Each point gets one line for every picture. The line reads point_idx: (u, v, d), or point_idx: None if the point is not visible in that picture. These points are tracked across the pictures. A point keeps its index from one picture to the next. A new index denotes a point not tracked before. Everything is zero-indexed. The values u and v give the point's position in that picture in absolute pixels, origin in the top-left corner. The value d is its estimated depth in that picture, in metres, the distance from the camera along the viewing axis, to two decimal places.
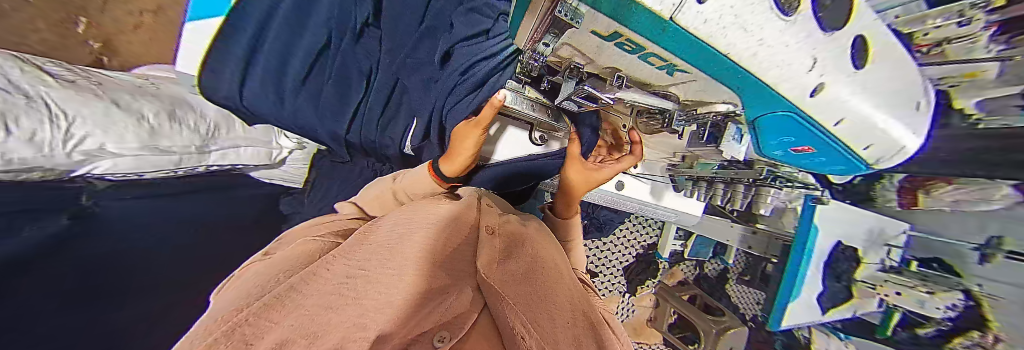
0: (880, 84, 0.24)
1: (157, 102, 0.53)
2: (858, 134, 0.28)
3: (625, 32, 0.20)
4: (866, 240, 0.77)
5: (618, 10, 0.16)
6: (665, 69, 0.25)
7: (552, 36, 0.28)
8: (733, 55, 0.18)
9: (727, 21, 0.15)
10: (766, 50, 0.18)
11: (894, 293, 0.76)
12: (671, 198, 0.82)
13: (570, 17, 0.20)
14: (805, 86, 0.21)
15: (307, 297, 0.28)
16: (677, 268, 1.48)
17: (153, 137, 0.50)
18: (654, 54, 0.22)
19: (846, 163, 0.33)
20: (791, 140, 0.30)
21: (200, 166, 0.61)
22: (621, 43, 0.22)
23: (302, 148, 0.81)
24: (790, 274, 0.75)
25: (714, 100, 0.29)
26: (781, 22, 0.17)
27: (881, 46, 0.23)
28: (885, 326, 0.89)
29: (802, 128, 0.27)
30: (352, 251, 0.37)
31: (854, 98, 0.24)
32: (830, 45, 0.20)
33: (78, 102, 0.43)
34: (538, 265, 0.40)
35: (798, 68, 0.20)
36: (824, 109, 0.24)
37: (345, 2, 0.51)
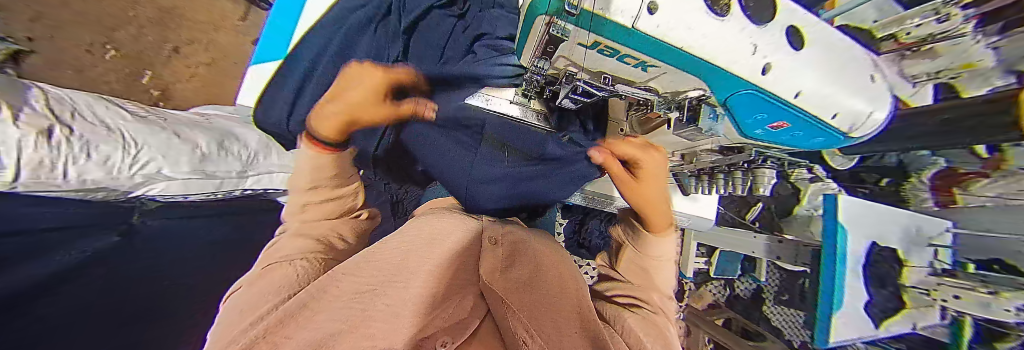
0: (817, 63, 0.30)
1: (209, 134, 0.60)
2: (823, 103, 0.31)
3: (603, 42, 0.25)
4: (904, 241, 0.72)
5: (595, 25, 0.22)
6: (639, 68, 0.29)
7: (552, 47, 0.31)
8: (689, 48, 0.23)
9: (674, 24, 0.22)
10: (711, 42, 0.24)
11: (953, 298, 0.68)
12: (681, 203, 0.81)
13: (562, 34, 0.26)
14: (756, 66, 0.27)
15: (325, 307, 0.27)
16: (705, 290, 1.39)
17: (201, 162, 0.55)
18: (631, 57, 0.27)
19: (826, 135, 0.36)
20: (764, 117, 0.33)
21: (236, 190, 0.65)
22: (600, 51, 0.27)
23: None
24: (826, 284, 0.69)
25: (686, 89, 0.32)
26: (716, 20, 0.23)
27: (809, 30, 0.30)
28: (958, 344, 0.77)
29: (767, 104, 0.30)
30: (365, 263, 0.37)
31: (800, 71, 0.29)
32: (762, 34, 0.26)
33: (147, 133, 0.49)
34: (540, 271, 0.44)
35: (743, 52, 0.25)
36: (783, 83, 0.28)
37: (380, 43, 0.62)
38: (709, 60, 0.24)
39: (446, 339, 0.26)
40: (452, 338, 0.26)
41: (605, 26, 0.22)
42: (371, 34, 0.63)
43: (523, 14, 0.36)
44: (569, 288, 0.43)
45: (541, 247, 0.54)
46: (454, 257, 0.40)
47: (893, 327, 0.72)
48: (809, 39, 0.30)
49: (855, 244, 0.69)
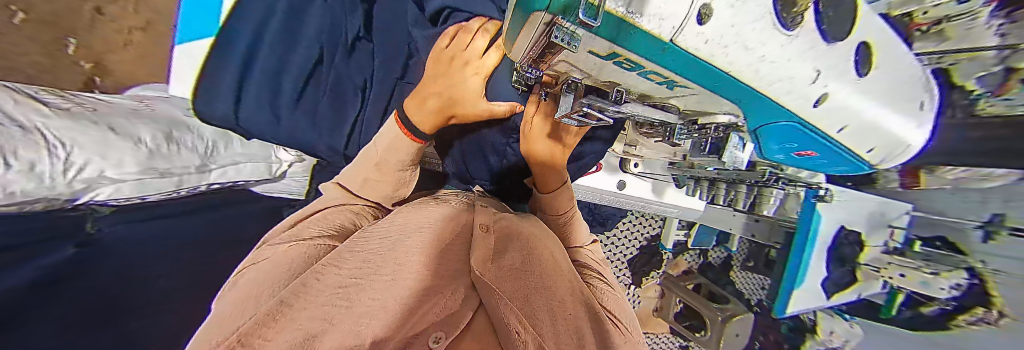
0: (885, 90, 0.22)
1: (154, 125, 0.53)
2: (862, 137, 0.25)
3: (624, 53, 0.17)
4: (869, 223, 0.77)
5: (616, 35, 0.14)
6: (664, 83, 0.22)
7: (546, 57, 0.24)
8: (735, 73, 0.15)
9: (729, 40, 0.13)
10: (769, 66, 0.15)
11: (898, 275, 0.75)
12: (672, 194, 0.82)
13: (570, 43, 0.17)
14: (807, 97, 0.19)
15: (303, 308, 0.28)
16: (682, 258, 1.48)
17: (151, 160, 0.50)
18: (656, 73, 0.20)
19: (849, 166, 0.31)
20: (795, 147, 0.27)
21: (201, 184, 0.61)
22: (618, 63, 0.20)
23: (302, 161, 0.78)
24: (793, 262, 0.75)
25: (716, 111, 0.27)
26: (783, 37, 0.14)
27: (883, 49, 0.21)
28: (889, 306, 0.88)
29: (807, 136, 0.24)
30: (352, 248, 0.37)
31: (859, 102, 0.21)
32: (833, 56, 0.17)
33: (77, 130, 0.42)
34: (534, 258, 0.41)
35: (800, 80, 0.17)
36: (830, 116, 0.22)
37: (336, 17, 0.56)
38: (760, 86, 0.17)
39: (439, 335, 0.28)
40: (446, 332, 0.28)
41: (629, 33, 0.13)
42: (320, 3, 0.56)
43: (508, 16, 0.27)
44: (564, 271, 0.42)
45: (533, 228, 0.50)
46: (439, 244, 0.38)
47: (842, 298, 0.81)
48: (878, 61, 0.21)
49: (827, 226, 0.72)
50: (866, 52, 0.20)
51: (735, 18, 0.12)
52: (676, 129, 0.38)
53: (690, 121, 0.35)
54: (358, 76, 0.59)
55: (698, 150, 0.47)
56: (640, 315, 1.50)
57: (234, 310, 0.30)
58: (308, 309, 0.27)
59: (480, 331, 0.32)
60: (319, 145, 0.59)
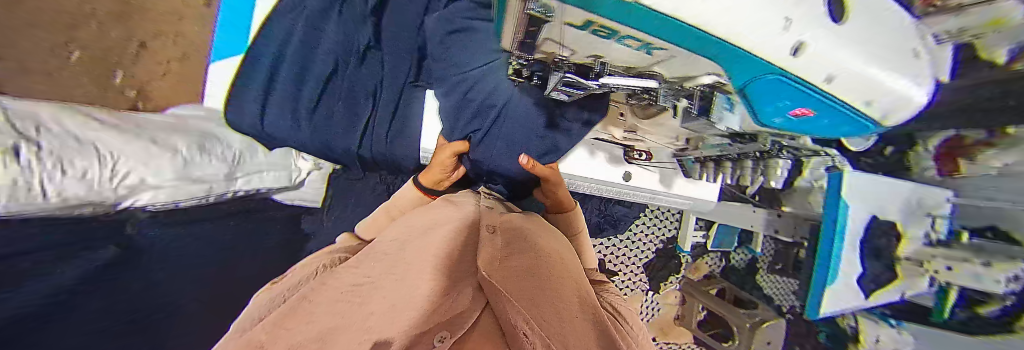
0: (870, 35, 0.22)
1: (187, 137, 0.57)
2: (859, 92, 0.25)
3: (598, 20, 0.19)
4: (905, 211, 0.71)
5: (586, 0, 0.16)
6: (642, 50, 0.24)
7: (533, 37, 0.27)
8: (703, 25, 0.16)
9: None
10: (736, 13, 0.16)
11: (944, 269, 0.69)
12: (682, 185, 0.80)
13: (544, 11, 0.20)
14: (783, 48, 0.19)
15: (318, 305, 0.30)
16: (702, 262, 1.41)
17: (186, 169, 0.53)
18: (633, 36, 0.21)
19: (860, 129, 0.32)
20: (790, 107, 0.27)
21: (228, 192, 0.63)
22: (596, 31, 0.22)
23: (319, 169, 0.83)
24: (822, 258, 0.71)
25: (698, 73, 0.29)
26: None
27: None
28: (941, 310, 0.80)
29: (796, 91, 0.24)
30: (368, 251, 0.40)
31: (845, 50, 0.21)
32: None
33: (122, 143, 0.46)
34: (540, 260, 0.40)
35: (773, 29, 0.17)
36: (812, 68, 0.21)
37: (348, 30, 0.62)
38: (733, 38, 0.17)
39: (444, 335, 0.27)
40: (451, 332, 0.27)
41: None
42: (337, 18, 0.61)
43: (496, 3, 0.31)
44: (564, 260, 0.44)
45: (535, 224, 0.51)
46: (452, 246, 0.38)
47: (882, 297, 0.75)
48: (850, 7, 0.21)
49: (856, 216, 0.68)
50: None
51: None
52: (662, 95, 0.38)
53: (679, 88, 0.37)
54: (370, 82, 0.64)
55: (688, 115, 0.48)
56: (660, 324, 1.41)
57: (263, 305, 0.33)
58: (326, 298, 0.31)
59: (484, 333, 0.33)
60: (335, 147, 0.62)
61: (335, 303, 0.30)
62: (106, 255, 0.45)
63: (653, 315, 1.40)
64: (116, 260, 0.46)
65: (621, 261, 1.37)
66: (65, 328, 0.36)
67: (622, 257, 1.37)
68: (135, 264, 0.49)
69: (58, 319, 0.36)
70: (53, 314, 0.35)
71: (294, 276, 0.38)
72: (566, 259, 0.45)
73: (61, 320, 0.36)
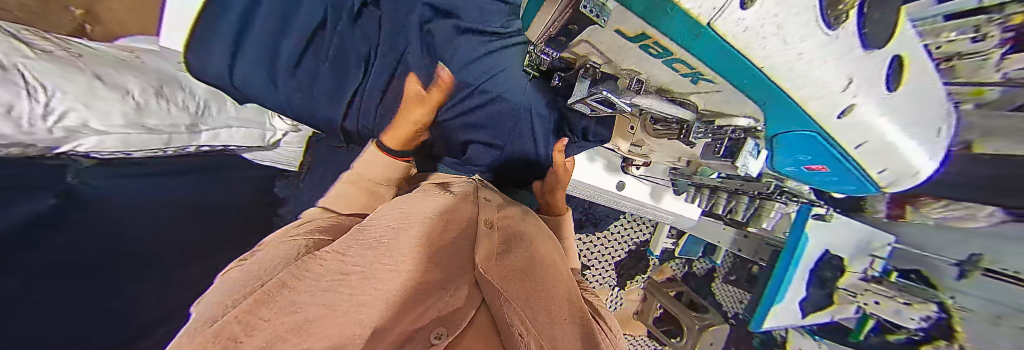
0: (908, 101, 0.25)
1: (143, 78, 0.49)
2: (876, 155, 0.29)
3: (653, 35, 0.19)
4: (854, 248, 0.78)
5: (653, 11, 0.15)
6: (690, 76, 0.25)
7: (569, 34, 0.26)
8: (768, 67, 0.17)
9: (768, 32, 0.14)
10: (804, 64, 0.17)
11: (872, 302, 0.77)
12: (670, 201, 0.83)
13: (598, 14, 0.19)
14: (837, 104, 0.21)
15: (300, 292, 0.27)
16: (667, 266, 1.51)
17: (138, 114, 0.46)
18: (682, 61, 0.21)
19: (860, 185, 0.36)
20: (808, 159, 0.31)
21: (191, 146, 0.59)
22: (647, 46, 0.22)
23: (298, 131, 0.76)
24: (777, 274, 0.76)
25: (735, 112, 0.30)
26: (823, 35, 0.15)
27: (914, 63, 0.23)
28: (859, 330, 0.90)
29: (821, 144, 0.27)
30: (357, 234, 0.38)
31: (883, 116, 0.24)
32: (874, 59, 0.19)
33: (60, 76, 0.38)
34: (537, 263, 0.42)
35: (832, 86, 0.19)
36: (847, 129, 0.25)
37: None
38: (787, 85, 0.18)
39: (442, 331, 0.25)
40: (449, 330, 0.26)
41: (669, 15, 0.15)
42: None
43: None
44: (555, 265, 0.46)
45: (531, 227, 0.52)
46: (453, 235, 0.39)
47: (815, 318, 0.83)
48: (910, 76, 0.23)
49: (812, 248, 0.74)
50: (897, 65, 0.22)
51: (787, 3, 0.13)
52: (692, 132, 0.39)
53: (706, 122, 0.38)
54: (363, 47, 0.57)
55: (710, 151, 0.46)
56: (620, 316, 1.52)
57: (240, 276, 0.31)
58: (311, 287, 0.28)
59: (481, 332, 0.31)
60: (320, 112, 0.59)
61: (321, 292, 0.27)
62: (49, 196, 0.38)
63: (615, 307, 1.50)
64: (68, 203, 0.40)
65: (596, 257, 1.43)
66: (33, 268, 0.32)
67: (596, 253, 1.43)
68: (95, 206, 0.43)
69: (25, 258, 0.31)
70: (19, 252, 0.31)
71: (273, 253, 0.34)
72: (557, 266, 0.47)
73: (35, 257, 0.32)
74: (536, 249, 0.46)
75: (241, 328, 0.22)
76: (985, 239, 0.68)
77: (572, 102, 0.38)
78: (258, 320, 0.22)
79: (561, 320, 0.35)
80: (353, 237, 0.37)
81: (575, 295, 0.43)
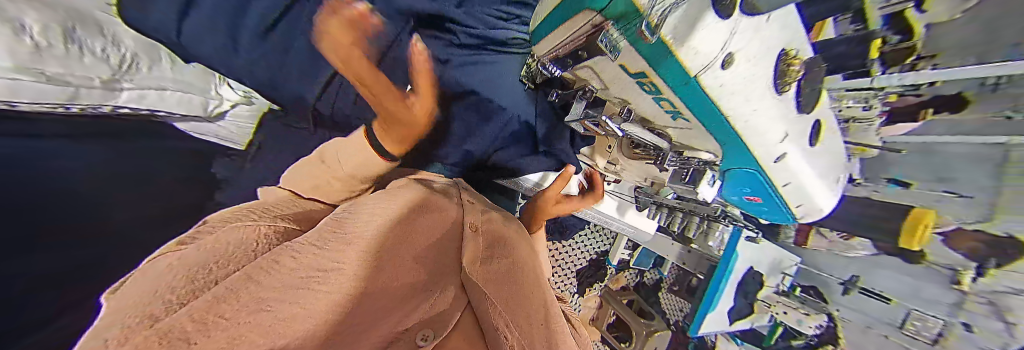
0: (819, 160, 0.35)
1: (49, 14, 0.39)
2: (796, 195, 0.37)
3: (651, 75, 0.25)
4: (770, 267, 0.92)
5: (655, 56, 0.22)
6: (670, 114, 0.31)
7: (579, 55, 0.32)
8: (730, 114, 0.24)
9: (733, 88, 0.22)
10: (749, 115, 0.25)
11: (782, 312, 0.92)
12: (632, 215, 0.91)
13: (609, 48, 0.25)
14: (768, 149, 0.29)
15: (264, 286, 0.22)
16: (622, 275, 1.60)
17: (37, 59, 0.37)
18: (668, 100, 0.27)
19: (784, 216, 0.44)
20: (748, 192, 0.38)
21: (106, 106, 0.47)
22: (642, 83, 0.28)
23: (249, 104, 0.69)
24: (711, 289, 0.87)
25: (701, 147, 0.36)
26: (772, 97, 0.24)
27: (828, 128, 0.33)
28: (770, 335, 1.05)
29: (760, 183, 0.34)
30: (333, 228, 0.35)
31: (798, 165, 0.33)
32: (796, 124, 0.28)
33: None
34: (518, 268, 0.43)
35: (766, 138, 0.27)
36: (777, 171, 0.32)
37: None
38: (743, 131, 0.26)
39: (427, 334, 0.26)
40: (433, 332, 0.26)
41: (669, 59, 0.21)
42: None
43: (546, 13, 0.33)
44: (533, 271, 0.47)
45: (514, 233, 0.53)
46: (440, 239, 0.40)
47: (739, 325, 0.96)
48: (823, 137, 0.33)
49: (740, 265, 0.86)
50: (819, 129, 0.32)
51: (740, 72, 0.21)
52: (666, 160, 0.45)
53: (677, 152, 0.42)
54: None
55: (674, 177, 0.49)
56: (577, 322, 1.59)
57: (215, 243, 0.27)
58: (279, 282, 0.23)
59: (467, 336, 0.30)
60: (289, 89, 0.54)
61: (288, 290, 0.22)
62: None
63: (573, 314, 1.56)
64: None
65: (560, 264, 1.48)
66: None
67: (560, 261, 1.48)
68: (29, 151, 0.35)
69: None
70: None
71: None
72: (537, 272, 0.49)
73: None
74: (522, 255, 0.48)
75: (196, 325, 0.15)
76: (858, 265, 0.83)
77: (569, 121, 0.44)
78: (218, 319, 0.16)
79: (540, 326, 0.36)
80: (338, 225, 0.35)
81: (550, 302, 0.44)
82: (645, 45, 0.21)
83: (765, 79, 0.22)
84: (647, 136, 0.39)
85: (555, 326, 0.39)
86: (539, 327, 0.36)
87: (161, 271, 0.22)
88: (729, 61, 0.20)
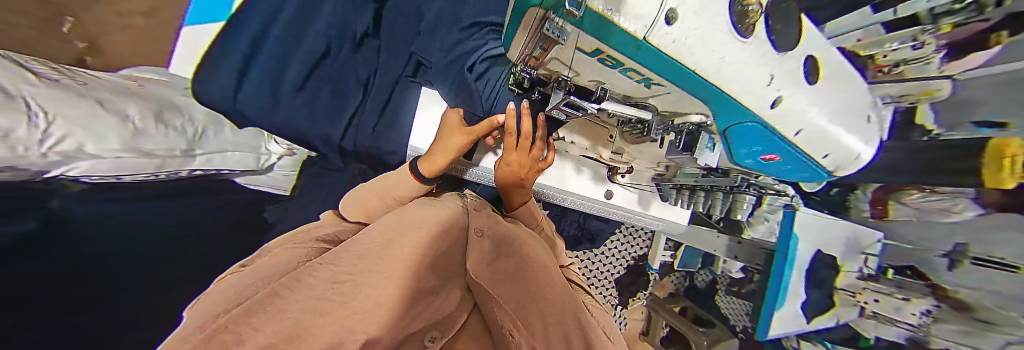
0: (831, 95, 0.32)
1: (144, 104, 0.51)
2: (815, 142, 0.34)
3: (605, 49, 0.23)
4: (846, 249, 0.72)
5: (600, 31, 0.20)
6: (643, 82, 0.29)
7: (541, 52, 0.30)
8: (703, 70, 0.22)
9: (691, 42, 0.20)
10: (727, 63, 0.22)
11: (872, 300, 0.70)
12: (658, 208, 0.85)
13: (557, 34, 0.22)
14: (766, 98, 0.27)
15: (292, 302, 0.24)
16: (667, 280, 1.49)
17: (134, 139, 0.46)
18: (633, 69, 0.26)
19: (813, 171, 0.39)
20: (759, 149, 0.36)
21: (183, 171, 0.56)
22: (602, 59, 0.26)
23: (292, 154, 0.79)
24: (773, 286, 0.71)
25: (689, 111, 0.34)
26: (740, 42, 0.22)
27: (823, 65, 0.31)
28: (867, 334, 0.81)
29: (766, 134, 0.32)
30: (347, 248, 0.36)
31: (802, 112, 0.30)
32: (782, 63, 0.27)
33: (65, 102, 0.38)
34: (527, 266, 0.42)
35: (758, 83, 0.25)
36: (783, 119, 0.30)
37: (346, 14, 0.61)
38: (722, 83, 0.24)
39: (434, 335, 0.31)
40: (440, 332, 0.32)
41: (614, 32, 0.19)
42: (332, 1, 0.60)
43: (508, 14, 0.32)
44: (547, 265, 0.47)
45: (522, 234, 0.52)
46: (448, 243, 0.39)
47: (820, 324, 0.73)
48: (824, 75, 0.31)
49: (804, 251, 0.70)
50: (814, 65, 0.30)
51: (688, 26, 0.19)
52: (656, 126, 0.44)
53: (666, 121, 0.42)
54: (362, 71, 0.64)
55: (674, 148, 0.51)
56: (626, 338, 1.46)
57: (245, 280, 0.31)
58: (303, 295, 0.26)
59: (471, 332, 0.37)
60: (312, 135, 0.60)
61: (314, 298, 0.25)
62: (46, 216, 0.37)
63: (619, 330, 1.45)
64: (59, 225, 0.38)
65: (594, 275, 1.41)
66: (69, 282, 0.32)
67: (594, 272, 1.41)
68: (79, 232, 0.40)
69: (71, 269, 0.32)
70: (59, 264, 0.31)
71: (265, 264, 0.34)
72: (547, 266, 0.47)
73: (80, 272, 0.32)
74: (530, 252, 0.46)
75: (231, 336, 0.18)
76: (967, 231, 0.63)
77: (550, 110, 0.45)
78: (250, 328, 0.19)
79: (552, 322, 0.35)
80: (347, 247, 0.36)
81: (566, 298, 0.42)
82: (584, 22, 0.19)
83: (724, 21, 0.21)
84: (632, 106, 0.37)
85: (572, 319, 0.37)
86: (551, 321, 0.35)
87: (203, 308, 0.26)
88: (674, 15, 0.18)
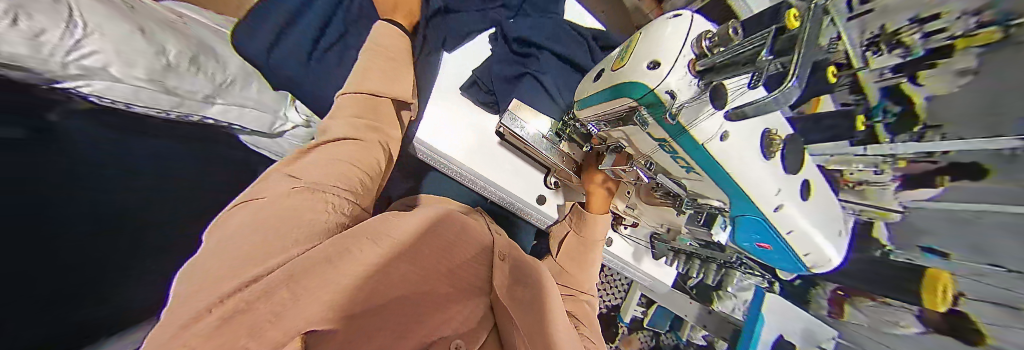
0: (819, 211, 0.38)
1: (183, 42, 0.49)
2: (805, 247, 0.39)
3: (672, 142, 0.36)
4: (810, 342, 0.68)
5: (675, 132, 0.33)
6: (686, 168, 0.39)
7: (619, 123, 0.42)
8: (732, 168, 0.33)
9: (730, 154, 0.32)
10: (749, 170, 0.32)
11: None
12: (649, 264, 0.88)
13: (642, 121, 0.36)
14: (773, 203, 0.34)
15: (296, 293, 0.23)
16: (634, 336, 1.42)
17: (164, 73, 0.44)
18: (683, 157, 0.37)
19: (798, 266, 0.43)
20: (759, 240, 0.40)
21: (194, 115, 0.54)
22: (664, 145, 0.38)
23: (307, 126, 0.77)
24: None
25: (712, 196, 0.40)
26: (765, 162, 0.33)
27: (817, 186, 0.37)
28: None
29: (768, 230, 0.37)
30: (367, 231, 0.33)
31: (801, 219, 0.36)
32: (790, 180, 0.34)
33: (110, 19, 0.37)
34: (541, 300, 0.43)
35: (769, 190, 0.33)
36: (783, 222, 0.35)
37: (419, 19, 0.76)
38: (744, 182, 0.33)
39: None
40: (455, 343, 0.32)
41: (683, 135, 0.33)
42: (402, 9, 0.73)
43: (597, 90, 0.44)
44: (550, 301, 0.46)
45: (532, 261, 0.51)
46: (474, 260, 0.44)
47: None
48: (818, 195, 0.37)
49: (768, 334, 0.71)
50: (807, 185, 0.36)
51: (736, 146, 0.32)
52: (686, 202, 0.49)
53: (692, 197, 0.47)
54: None
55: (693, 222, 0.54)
56: None
57: (257, 225, 0.27)
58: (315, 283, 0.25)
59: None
60: None
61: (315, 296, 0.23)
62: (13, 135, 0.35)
63: None
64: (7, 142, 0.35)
65: None
66: None
67: None
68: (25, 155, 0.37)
69: None
70: None
71: (280, 206, 0.30)
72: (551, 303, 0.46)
73: None
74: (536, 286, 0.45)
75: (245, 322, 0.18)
76: None
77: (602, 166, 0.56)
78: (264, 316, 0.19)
79: None
80: (369, 227, 0.34)
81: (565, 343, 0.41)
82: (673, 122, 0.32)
83: (755, 149, 0.32)
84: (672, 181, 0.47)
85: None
86: None
87: (211, 256, 0.23)
88: (726, 136, 0.31)
